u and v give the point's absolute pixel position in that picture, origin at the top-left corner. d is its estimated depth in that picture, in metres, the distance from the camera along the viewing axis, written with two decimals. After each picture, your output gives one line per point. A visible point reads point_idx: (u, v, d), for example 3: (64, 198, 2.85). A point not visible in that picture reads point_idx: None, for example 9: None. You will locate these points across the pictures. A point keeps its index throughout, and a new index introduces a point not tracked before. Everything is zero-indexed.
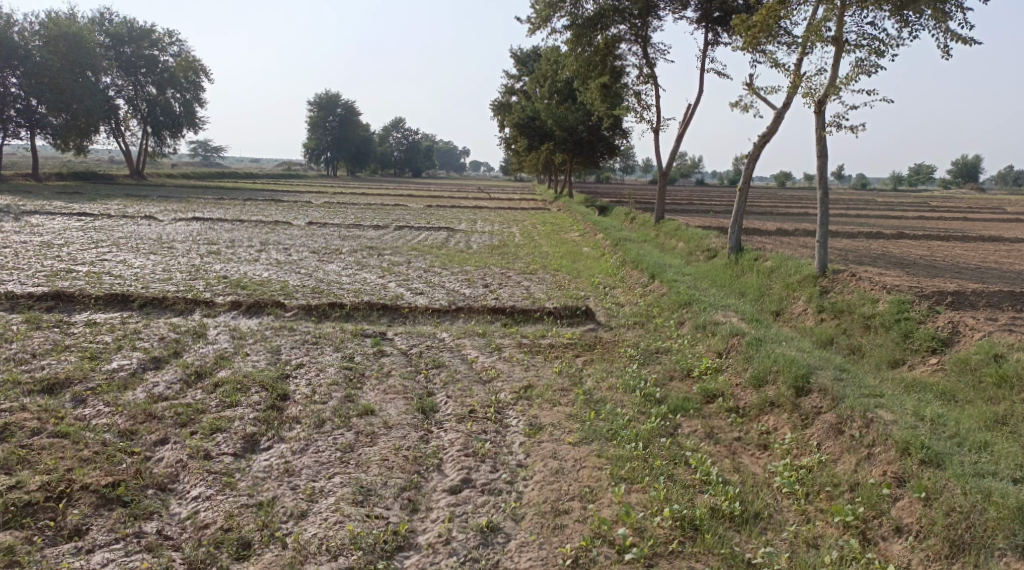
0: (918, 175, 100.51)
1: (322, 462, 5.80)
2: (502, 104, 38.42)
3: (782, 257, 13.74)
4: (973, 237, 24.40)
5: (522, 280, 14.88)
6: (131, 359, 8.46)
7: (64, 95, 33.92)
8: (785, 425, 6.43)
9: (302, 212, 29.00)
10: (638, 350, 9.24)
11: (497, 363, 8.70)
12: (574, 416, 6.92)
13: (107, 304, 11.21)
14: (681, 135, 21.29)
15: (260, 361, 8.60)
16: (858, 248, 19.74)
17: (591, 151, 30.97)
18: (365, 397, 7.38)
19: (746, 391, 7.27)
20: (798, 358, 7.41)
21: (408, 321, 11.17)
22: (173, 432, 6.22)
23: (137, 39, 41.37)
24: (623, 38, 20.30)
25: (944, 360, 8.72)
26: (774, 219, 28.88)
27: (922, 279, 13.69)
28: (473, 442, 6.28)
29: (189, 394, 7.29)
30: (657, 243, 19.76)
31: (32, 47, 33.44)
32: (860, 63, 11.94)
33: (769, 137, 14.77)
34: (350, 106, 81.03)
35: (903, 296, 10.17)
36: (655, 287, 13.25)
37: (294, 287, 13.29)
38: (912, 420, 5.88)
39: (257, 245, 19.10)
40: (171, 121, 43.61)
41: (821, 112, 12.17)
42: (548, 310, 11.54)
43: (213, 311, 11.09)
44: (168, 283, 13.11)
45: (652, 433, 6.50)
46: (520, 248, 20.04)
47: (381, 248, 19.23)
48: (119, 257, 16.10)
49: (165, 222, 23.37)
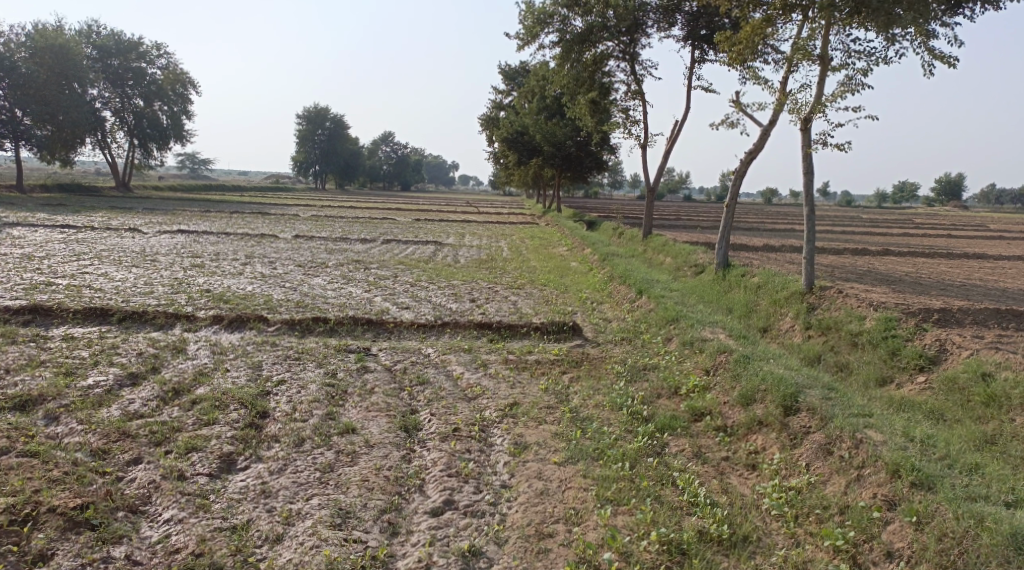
0: (902, 192, 101.52)
1: (300, 483, 5.65)
2: (491, 119, 38.50)
3: (769, 273, 13.73)
4: (958, 254, 24.56)
5: (510, 295, 14.77)
6: (107, 375, 8.26)
7: (50, 107, 33.64)
8: (773, 444, 6.33)
9: (289, 225, 28.82)
10: (625, 367, 9.14)
11: (482, 380, 8.58)
12: (560, 435, 6.79)
13: (86, 318, 11.01)
14: (669, 151, 21.35)
15: (240, 377, 8.43)
16: (844, 265, 19.80)
17: (580, 166, 31.04)
18: (347, 415, 7.23)
19: (734, 410, 7.18)
20: (786, 376, 7.34)
21: (393, 336, 11.03)
22: (146, 452, 6.04)
23: (125, 51, 41.19)
24: (612, 55, 20.39)
25: (932, 378, 8.68)
26: (761, 235, 28.98)
27: (909, 296, 13.71)
28: (456, 461, 6.15)
29: (165, 412, 7.11)
30: (645, 258, 19.74)
31: (17, 58, 33.17)
32: (846, 81, 12.00)
33: (757, 154, 14.81)
34: (339, 119, 80.91)
35: (890, 313, 10.15)
36: (642, 302, 13.19)
37: (278, 301, 13.12)
38: (902, 441, 5.80)
39: (242, 258, 18.90)
40: (158, 133, 43.35)
41: (807, 129, 12.21)
42: (534, 325, 11.43)
43: (194, 326, 10.91)
44: (149, 297, 12.91)
45: (639, 453, 6.38)
46: (507, 263, 19.96)
47: (368, 262, 19.09)
48: (100, 270, 15.87)
49: (149, 234, 23.11)
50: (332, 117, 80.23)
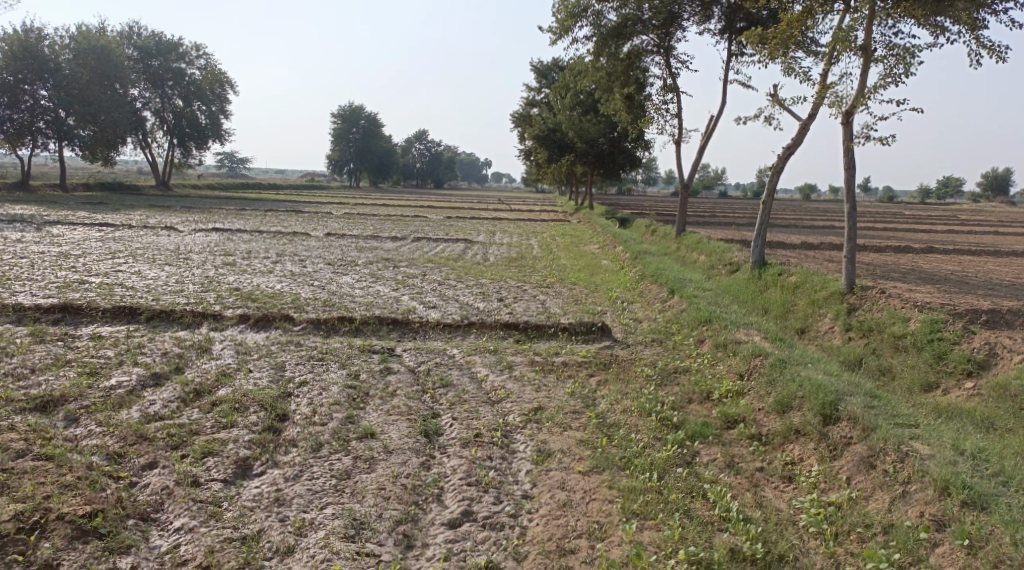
0: (946, 188, 98.66)
1: (315, 491, 5.48)
2: (524, 116, 38.21)
3: (807, 272, 13.25)
4: (1005, 252, 23.64)
5: (539, 294, 14.53)
6: (130, 376, 8.23)
7: (92, 107, 34.28)
8: (811, 456, 5.99)
9: (322, 223, 28.96)
10: (656, 371, 8.83)
11: (507, 383, 8.33)
12: (586, 442, 6.52)
13: (115, 317, 11.05)
14: (703, 147, 20.88)
15: (262, 378, 8.32)
16: (885, 263, 19.15)
17: (612, 163, 30.61)
18: (367, 418, 7.06)
19: (770, 417, 6.84)
20: (825, 383, 6.96)
21: (418, 336, 10.85)
22: (161, 456, 5.96)
23: (165, 52, 41.80)
24: (646, 49, 20.00)
25: (981, 385, 8.23)
26: (797, 233, 28.33)
27: (955, 296, 13.14)
28: (476, 468, 5.93)
29: (183, 414, 7.01)
30: (677, 257, 19.31)
31: (61, 60, 33.82)
32: (889, 73, 11.50)
33: (795, 148, 14.32)
34: (373, 118, 81.35)
35: (936, 315, 9.67)
36: (674, 302, 12.83)
37: (306, 300, 13.07)
38: (952, 454, 5.42)
39: (273, 256, 18.98)
40: (197, 133, 43.97)
41: (849, 123, 11.72)
42: (562, 325, 11.17)
43: (221, 325, 10.86)
44: (178, 295, 12.96)
45: (668, 463, 6.09)
46: (537, 261, 19.69)
47: (397, 260, 19.00)
48: (134, 268, 16.00)
49: (184, 232, 23.35)
50: (366, 115, 80.72)
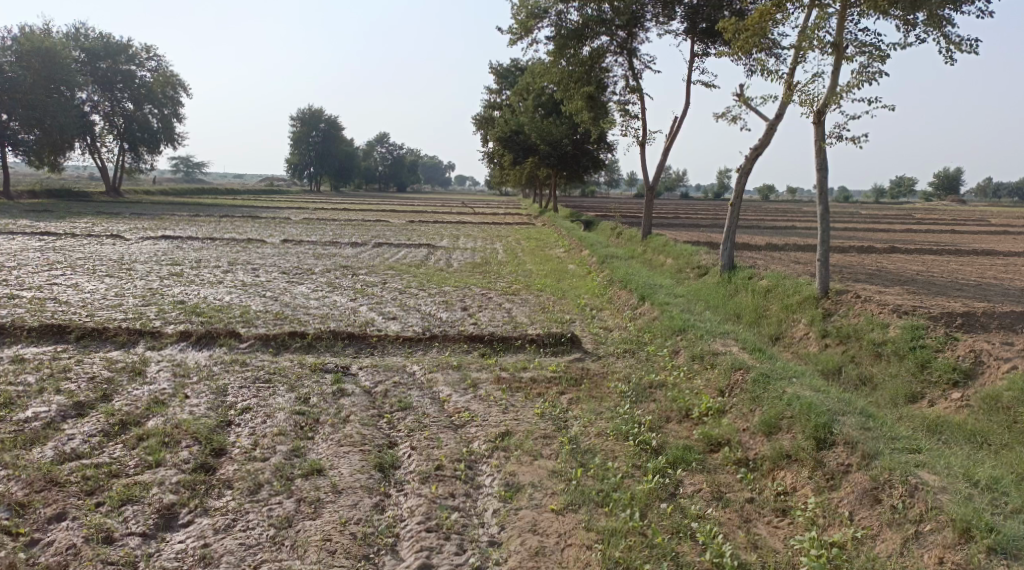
0: (899, 188, 100.57)
1: (250, 546, 4.78)
2: (485, 118, 37.55)
3: (778, 276, 12.87)
4: (966, 251, 23.80)
5: (504, 302, 13.90)
6: (50, 406, 7.34)
7: (37, 111, 32.69)
8: (806, 486, 5.46)
9: (279, 229, 27.86)
10: (630, 386, 8.26)
11: (471, 404, 7.66)
12: (559, 473, 5.89)
13: (41, 337, 10.08)
14: (667, 148, 20.49)
15: (200, 405, 7.50)
16: (852, 264, 18.97)
17: (575, 165, 30.09)
18: (315, 451, 6.33)
19: (756, 439, 6.29)
20: (815, 400, 6.44)
21: (376, 352, 10.11)
22: (71, 505, 5.16)
23: (113, 54, 40.24)
24: (608, 50, 19.52)
25: (968, 396, 7.81)
26: (761, 234, 28.14)
27: (925, 298, 12.88)
28: (436, 510, 5.28)
29: (104, 451, 6.20)
30: (644, 260, 18.85)
31: (3, 63, 32.20)
32: (861, 71, 11.14)
33: (762, 150, 13.96)
34: (334, 120, 79.67)
35: (916, 321, 9.27)
36: (645, 310, 12.29)
37: (256, 312, 12.21)
38: (964, 487, 4.95)
39: (224, 265, 17.98)
40: (148, 137, 42.32)
41: (820, 123, 11.34)
42: (529, 337, 10.53)
43: (159, 343, 9.99)
44: (116, 310, 12.00)
45: (650, 496, 5.50)
46: (502, 266, 19.09)
47: (356, 268, 18.19)
48: (71, 281, 14.93)
49: (131, 241, 22.18)
50: (326, 118, 79.06)
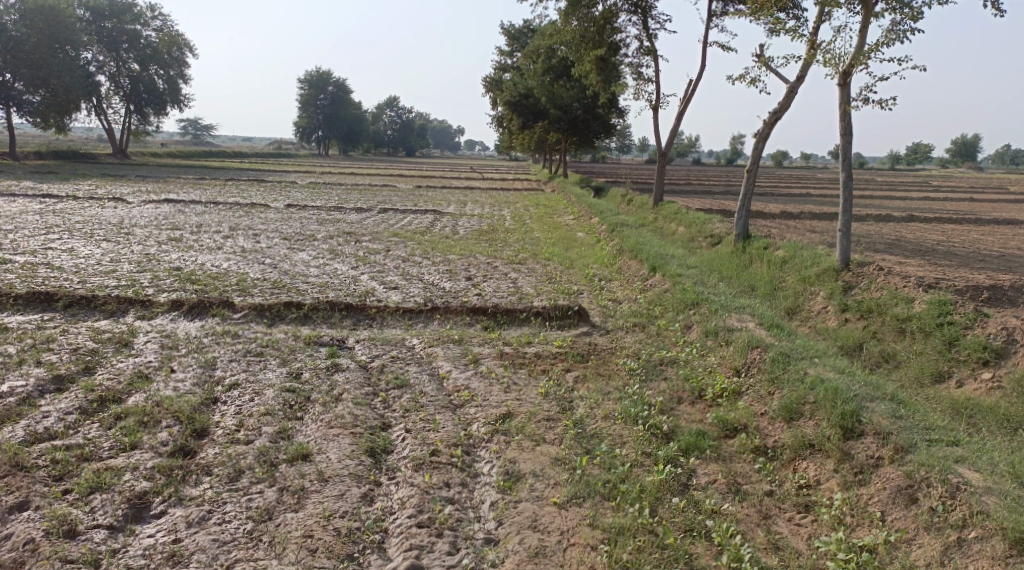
0: (916, 154, 98.57)
1: (225, 545, 4.46)
2: (495, 81, 36.61)
3: (795, 246, 12.30)
4: (987, 220, 23.14)
5: (510, 271, 13.41)
6: (27, 380, 6.95)
7: (41, 71, 32.04)
8: (832, 480, 5.04)
9: (284, 194, 27.32)
10: (640, 363, 7.80)
11: (472, 382, 7.23)
12: (562, 461, 5.48)
13: (28, 305, 9.69)
14: (681, 113, 19.77)
15: (185, 380, 7.09)
16: (870, 233, 18.35)
17: (586, 130, 29.31)
18: (303, 433, 5.92)
19: (775, 425, 5.84)
20: (841, 384, 5.96)
21: (375, 324, 9.67)
22: (36, 493, 4.84)
23: (118, 13, 39.32)
24: (621, 9, 18.70)
25: (1000, 377, 7.33)
26: (776, 202, 27.40)
27: (948, 270, 12.32)
28: (429, 502, 4.90)
29: (79, 431, 5.83)
30: (656, 228, 18.28)
31: (6, 22, 31.48)
32: (891, 28, 10.43)
33: (781, 114, 13.31)
34: (342, 83, 78.70)
35: (944, 295, 8.73)
36: (656, 281, 11.79)
37: (253, 281, 11.77)
38: (1012, 487, 4.53)
39: (225, 230, 17.53)
40: (155, 98, 41.63)
41: (846, 84, 10.68)
42: (535, 309, 10.06)
43: (149, 313, 9.57)
44: (109, 277, 11.59)
45: (661, 488, 5.09)
46: (509, 234, 18.59)
47: (360, 234, 17.73)
48: (67, 245, 14.53)
49: (133, 204, 21.74)
50: (335, 80, 78.14)
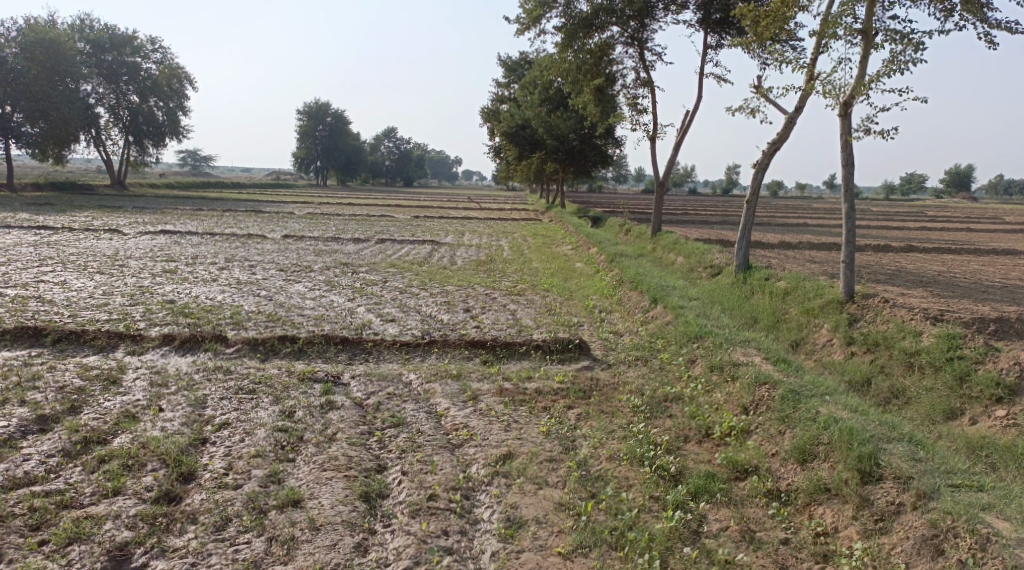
0: (910, 183, 99.26)
1: None
2: (492, 112, 36.79)
3: (797, 277, 12.12)
4: (986, 249, 23.09)
5: (508, 303, 13.21)
6: (9, 420, 6.69)
7: (41, 104, 32.11)
8: (850, 528, 4.84)
9: (281, 224, 27.20)
10: (644, 400, 7.55)
11: (471, 420, 6.98)
12: (566, 506, 5.23)
13: (15, 340, 9.44)
14: (679, 144, 19.77)
15: (173, 420, 6.82)
16: (870, 263, 18.22)
17: (583, 160, 29.35)
18: (294, 476, 5.67)
19: (787, 467, 5.60)
20: (855, 423, 5.73)
21: (371, 358, 9.43)
22: (10, 545, 4.65)
23: (119, 46, 39.57)
24: (618, 41, 18.77)
25: (1016, 414, 7.11)
26: (774, 231, 27.34)
27: (952, 302, 12.15)
28: (426, 552, 4.69)
29: (60, 476, 5.57)
30: (654, 258, 18.15)
31: (7, 55, 31.62)
32: (891, 59, 10.41)
33: (780, 144, 13.25)
34: (340, 114, 79.11)
35: (952, 328, 8.52)
36: (657, 313, 11.59)
37: (247, 314, 11.55)
38: None
39: (220, 262, 17.33)
40: (154, 130, 41.76)
41: (847, 115, 10.61)
42: (535, 343, 9.82)
43: (140, 348, 9.32)
44: (100, 311, 11.35)
45: (670, 537, 4.88)
46: (508, 264, 18.44)
47: (357, 265, 17.56)
48: (60, 278, 14.31)
49: (128, 235, 21.55)
50: (334, 111, 78.61)
